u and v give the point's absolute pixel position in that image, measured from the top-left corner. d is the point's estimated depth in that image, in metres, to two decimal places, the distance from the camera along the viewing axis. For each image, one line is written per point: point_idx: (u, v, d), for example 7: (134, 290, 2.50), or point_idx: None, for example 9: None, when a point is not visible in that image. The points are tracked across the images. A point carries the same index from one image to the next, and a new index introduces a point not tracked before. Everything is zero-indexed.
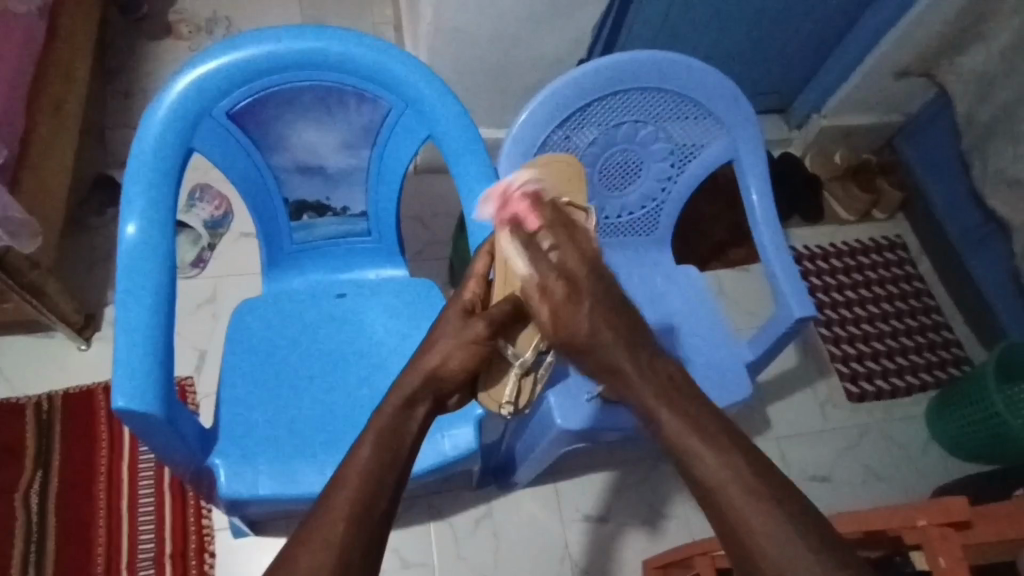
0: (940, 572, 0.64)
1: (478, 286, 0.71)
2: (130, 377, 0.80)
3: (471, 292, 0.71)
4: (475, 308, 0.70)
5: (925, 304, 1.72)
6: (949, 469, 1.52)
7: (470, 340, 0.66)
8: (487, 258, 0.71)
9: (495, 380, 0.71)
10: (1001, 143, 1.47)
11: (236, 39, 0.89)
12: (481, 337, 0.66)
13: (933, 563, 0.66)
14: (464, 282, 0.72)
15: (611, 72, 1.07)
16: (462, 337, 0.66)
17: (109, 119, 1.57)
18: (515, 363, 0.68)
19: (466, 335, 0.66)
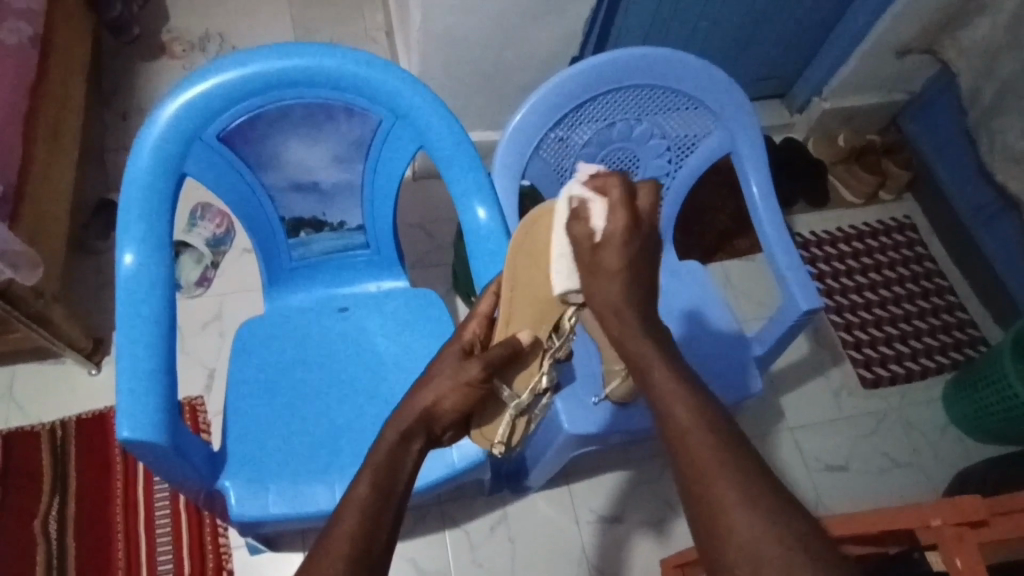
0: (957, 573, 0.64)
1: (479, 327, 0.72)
2: (135, 407, 0.80)
3: (472, 330, 0.71)
4: (474, 347, 0.70)
5: (937, 285, 1.69)
6: (968, 452, 1.50)
7: (467, 373, 0.64)
8: (492, 299, 0.74)
9: (488, 420, 0.73)
10: (1008, 118, 1.44)
11: (221, 60, 0.89)
12: (476, 379, 0.64)
13: (950, 564, 0.65)
14: (464, 323, 0.73)
15: (602, 70, 1.05)
16: (457, 379, 0.64)
17: (108, 143, 1.58)
18: (511, 405, 0.69)
19: (459, 378, 0.64)
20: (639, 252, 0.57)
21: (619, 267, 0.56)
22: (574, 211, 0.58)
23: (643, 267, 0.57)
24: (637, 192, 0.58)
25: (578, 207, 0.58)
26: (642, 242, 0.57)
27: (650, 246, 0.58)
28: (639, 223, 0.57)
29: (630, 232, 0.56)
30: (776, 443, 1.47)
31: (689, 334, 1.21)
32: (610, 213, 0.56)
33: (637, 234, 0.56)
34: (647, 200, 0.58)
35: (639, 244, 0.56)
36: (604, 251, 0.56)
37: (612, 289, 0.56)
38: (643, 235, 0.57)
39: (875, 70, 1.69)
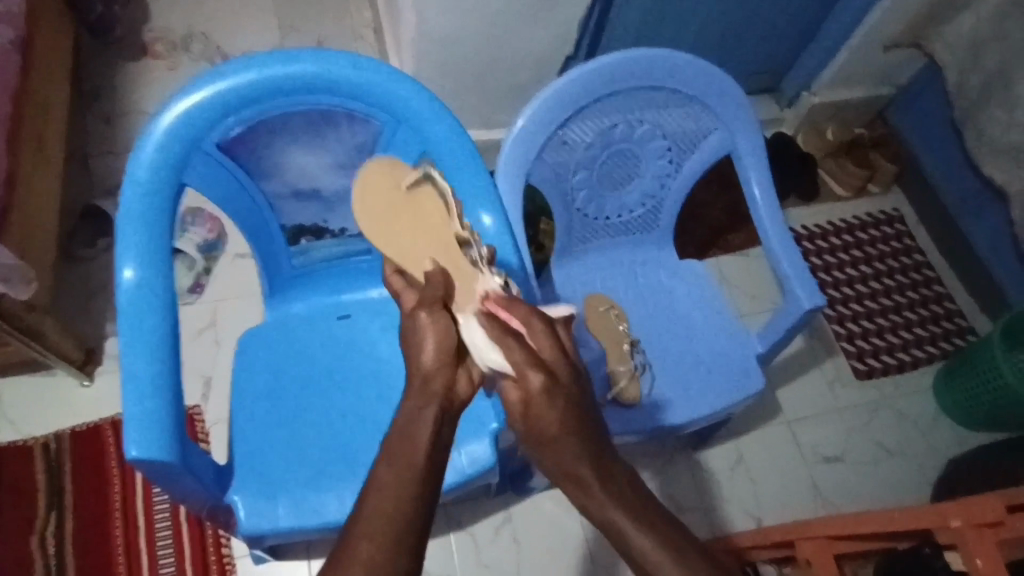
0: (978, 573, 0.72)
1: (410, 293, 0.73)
2: (141, 427, 0.78)
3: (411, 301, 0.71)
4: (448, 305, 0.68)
5: (925, 277, 1.72)
6: (959, 439, 1.54)
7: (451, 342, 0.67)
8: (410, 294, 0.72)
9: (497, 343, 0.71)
10: (994, 111, 1.46)
11: (219, 67, 0.86)
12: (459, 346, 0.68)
13: (971, 564, 0.73)
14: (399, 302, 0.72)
15: (605, 72, 1.04)
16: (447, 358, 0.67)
17: (92, 147, 1.54)
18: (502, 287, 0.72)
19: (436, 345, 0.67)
20: (569, 406, 0.62)
21: (554, 433, 0.61)
22: (488, 342, 0.63)
23: (573, 414, 0.62)
24: (542, 345, 0.63)
25: (489, 339, 0.63)
26: (564, 400, 0.62)
27: (580, 393, 0.63)
28: (560, 376, 0.62)
29: (549, 385, 0.61)
30: (772, 436, 1.49)
31: (689, 335, 1.22)
32: (529, 371, 0.61)
33: (556, 389, 0.62)
34: (551, 351, 0.63)
35: (562, 401, 0.61)
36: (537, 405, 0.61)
37: (550, 419, 0.61)
38: (562, 387, 0.62)
39: (864, 65, 1.71)
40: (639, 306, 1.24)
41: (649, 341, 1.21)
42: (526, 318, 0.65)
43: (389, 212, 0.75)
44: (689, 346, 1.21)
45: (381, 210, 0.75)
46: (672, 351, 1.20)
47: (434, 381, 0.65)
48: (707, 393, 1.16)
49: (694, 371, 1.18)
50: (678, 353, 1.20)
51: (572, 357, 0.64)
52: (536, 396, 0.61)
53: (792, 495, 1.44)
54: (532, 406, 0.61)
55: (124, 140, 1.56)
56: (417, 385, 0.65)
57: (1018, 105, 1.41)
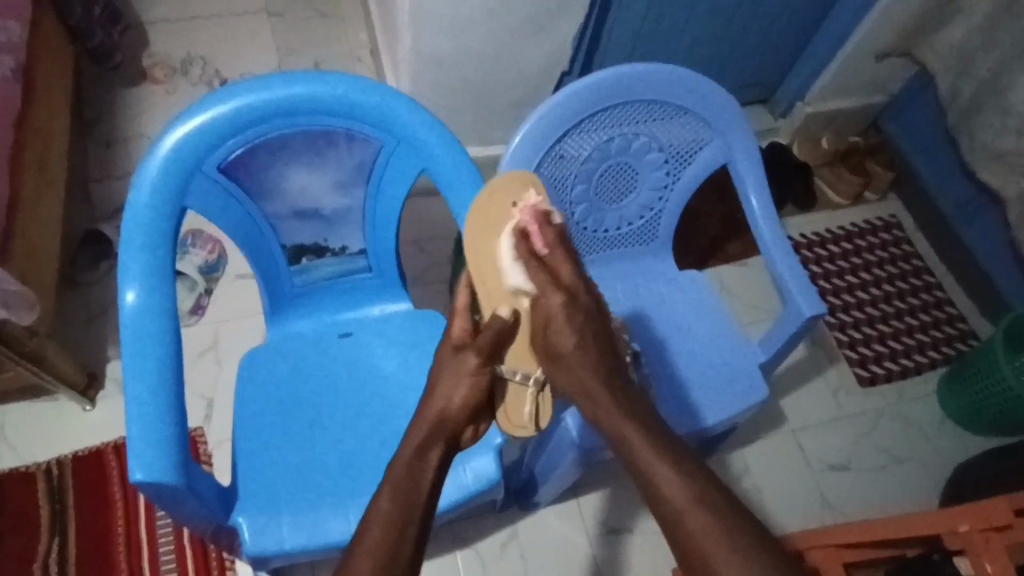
0: None
1: (464, 320, 0.75)
2: (146, 449, 0.78)
3: (459, 329, 0.74)
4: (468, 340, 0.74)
5: (925, 282, 1.73)
6: (965, 444, 1.53)
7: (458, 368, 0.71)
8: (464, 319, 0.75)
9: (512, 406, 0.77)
10: (987, 116, 1.48)
11: (221, 91, 0.88)
12: (476, 369, 0.72)
13: (980, 568, 0.72)
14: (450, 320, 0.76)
15: (600, 86, 1.06)
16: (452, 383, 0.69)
17: (93, 172, 1.55)
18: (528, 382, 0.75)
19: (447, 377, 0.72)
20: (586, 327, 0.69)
21: (570, 349, 0.68)
22: (512, 261, 0.70)
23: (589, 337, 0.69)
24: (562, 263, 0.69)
25: (513, 258, 0.70)
26: (583, 318, 0.69)
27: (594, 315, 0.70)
28: (578, 297, 0.69)
29: (567, 302, 0.68)
30: (777, 445, 1.48)
31: (693, 345, 1.23)
32: (551, 292, 0.68)
33: (576, 308, 0.69)
34: (569, 270, 0.69)
35: (581, 318, 0.69)
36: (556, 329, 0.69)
37: (567, 340, 0.68)
38: (582, 306, 0.69)
39: (855, 75, 1.72)
40: (640, 317, 1.24)
41: (650, 352, 1.20)
42: (557, 241, 0.70)
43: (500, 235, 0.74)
44: (690, 356, 1.21)
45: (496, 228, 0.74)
46: (673, 362, 1.20)
47: (434, 420, 0.71)
48: (708, 405, 1.16)
49: (699, 380, 1.18)
50: (681, 362, 1.20)
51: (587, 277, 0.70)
52: (555, 314, 0.68)
53: (800, 504, 1.43)
54: (552, 322, 0.68)
55: (124, 164, 1.57)
56: (430, 424, 0.70)
57: (1010, 110, 1.42)
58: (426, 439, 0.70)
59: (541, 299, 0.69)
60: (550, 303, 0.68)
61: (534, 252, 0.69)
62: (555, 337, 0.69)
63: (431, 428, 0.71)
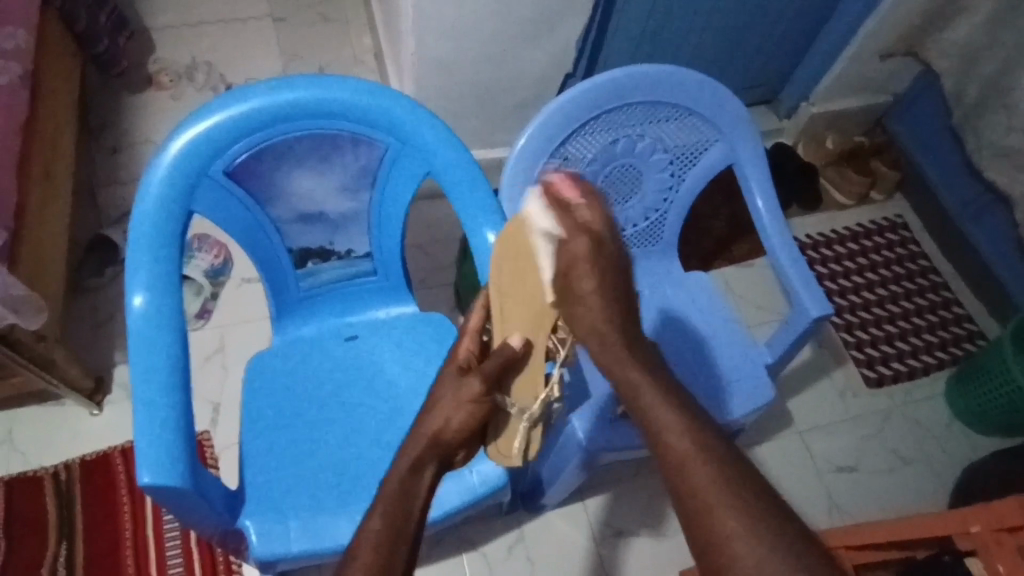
0: None
1: (472, 342, 0.76)
2: (154, 453, 0.79)
3: (465, 350, 0.75)
4: (470, 364, 0.74)
5: (932, 282, 1.72)
6: (974, 444, 1.52)
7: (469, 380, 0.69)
8: (479, 316, 0.77)
9: (505, 432, 0.75)
10: (994, 115, 1.47)
11: (226, 96, 0.88)
12: (478, 395, 0.69)
13: (994, 569, 0.72)
14: (459, 342, 0.77)
15: (604, 88, 1.06)
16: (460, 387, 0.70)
17: (99, 178, 1.56)
18: (522, 417, 0.72)
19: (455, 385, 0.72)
20: (608, 276, 0.59)
21: (590, 293, 0.58)
22: (540, 207, 0.61)
23: (614, 283, 0.59)
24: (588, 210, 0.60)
25: (542, 204, 0.61)
26: (605, 266, 0.59)
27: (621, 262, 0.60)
28: (605, 243, 0.59)
29: (594, 248, 0.59)
30: (784, 447, 1.48)
31: (700, 346, 1.22)
32: (574, 236, 0.59)
33: (599, 257, 0.59)
34: (598, 216, 0.60)
35: (603, 267, 0.59)
36: (574, 277, 0.59)
37: (587, 284, 0.58)
38: (608, 253, 0.59)
39: (860, 75, 1.72)
40: (647, 319, 1.24)
41: (657, 353, 1.20)
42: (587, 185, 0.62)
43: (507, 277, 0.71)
44: (696, 359, 1.21)
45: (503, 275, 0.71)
46: (679, 365, 1.20)
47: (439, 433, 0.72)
48: (714, 408, 1.15)
49: (705, 383, 1.18)
50: (687, 363, 1.20)
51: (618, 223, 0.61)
52: (579, 258, 0.58)
53: (808, 505, 1.42)
54: (573, 267, 0.59)
55: (130, 169, 1.58)
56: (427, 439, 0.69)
57: (1016, 109, 1.42)
58: (427, 451, 0.69)
59: (563, 245, 0.59)
60: (570, 247, 0.59)
61: (562, 200, 0.61)
62: (575, 285, 0.59)
63: (428, 441, 0.70)
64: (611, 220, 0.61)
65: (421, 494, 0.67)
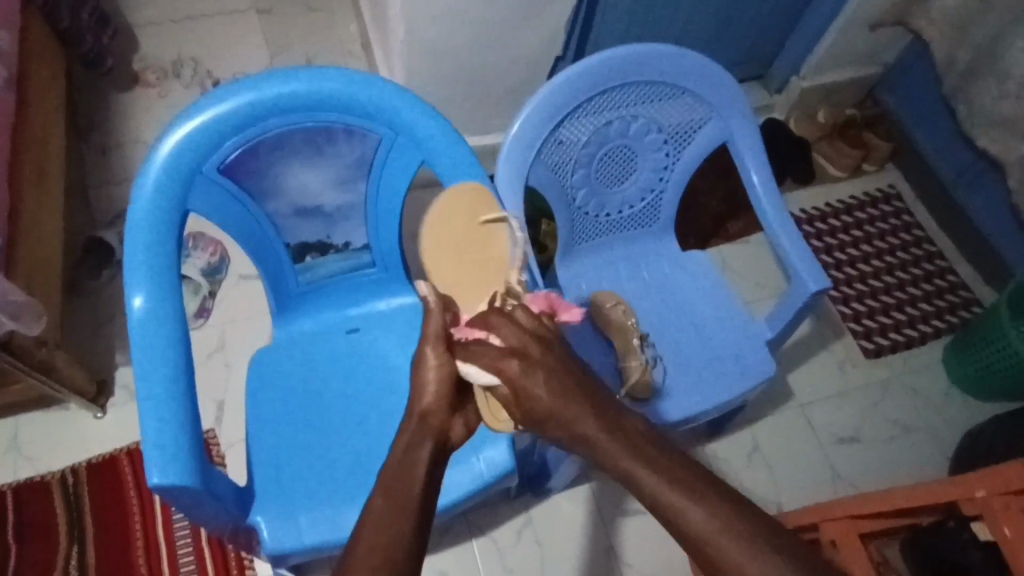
0: (1007, 541, 0.71)
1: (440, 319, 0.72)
2: (162, 453, 0.79)
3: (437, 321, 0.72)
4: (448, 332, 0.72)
5: (927, 252, 1.73)
6: (973, 411, 1.54)
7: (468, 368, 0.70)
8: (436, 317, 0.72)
9: (497, 402, 0.74)
10: (985, 83, 1.47)
11: (217, 91, 0.87)
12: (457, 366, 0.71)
13: (1000, 533, 0.72)
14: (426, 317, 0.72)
15: (596, 70, 1.05)
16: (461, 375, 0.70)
17: (90, 179, 1.55)
18: None
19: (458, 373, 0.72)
20: (552, 378, 0.66)
21: (550, 404, 0.65)
22: (465, 366, 0.69)
23: (567, 385, 0.66)
24: (502, 331, 0.69)
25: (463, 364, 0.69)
26: (545, 370, 0.67)
27: (558, 365, 0.68)
28: (532, 354, 0.68)
29: (525, 364, 0.67)
30: (786, 420, 1.49)
31: (699, 325, 1.23)
32: (503, 364, 0.67)
33: (533, 366, 0.67)
34: (513, 334, 0.69)
35: (542, 374, 0.66)
36: (524, 396, 0.66)
37: (539, 392, 0.66)
38: (539, 361, 0.67)
39: (850, 47, 1.71)
40: (645, 300, 1.24)
41: (657, 334, 1.21)
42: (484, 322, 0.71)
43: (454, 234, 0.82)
44: (698, 337, 1.21)
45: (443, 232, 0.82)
46: (681, 343, 1.20)
47: (432, 419, 0.71)
48: (716, 386, 1.16)
49: (706, 362, 1.19)
50: (687, 343, 1.20)
51: (533, 334, 0.70)
52: (518, 377, 0.66)
53: (810, 478, 1.44)
54: (517, 387, 0.66)
55: (122, 169, 1.57)
56: (416, 421, 0.71)
57: (1008, 75, 1.41)
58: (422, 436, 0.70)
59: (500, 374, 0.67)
60: (506, 376, 0.67)
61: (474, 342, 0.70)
62: (526, 397, 0.66)
63: (417, 423, 0.71)
64: (523, 330, 0.70)
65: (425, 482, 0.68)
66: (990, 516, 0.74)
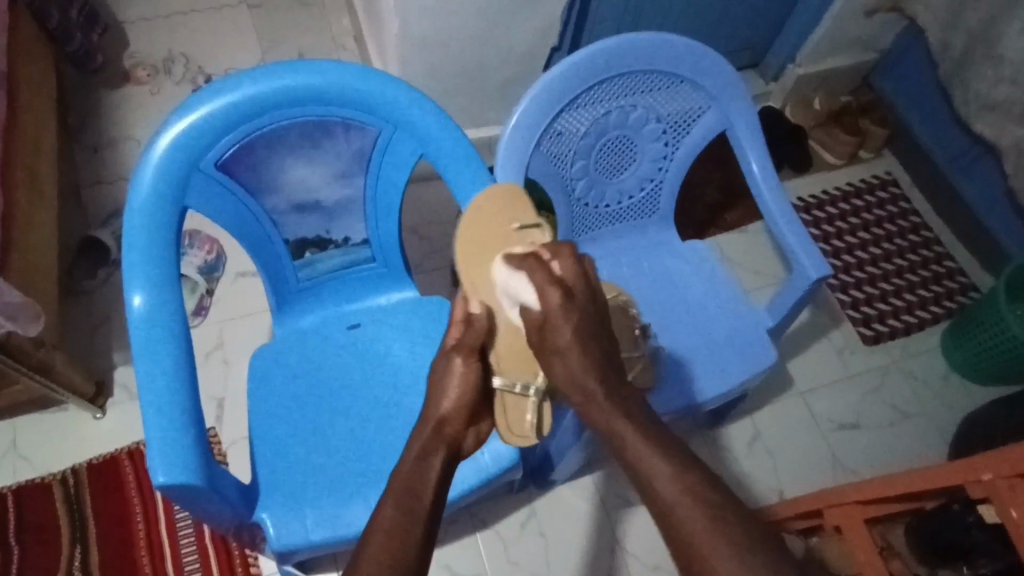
0: (1014, 522, 0.71)
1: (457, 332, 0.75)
2: (166, 452, 0.78)
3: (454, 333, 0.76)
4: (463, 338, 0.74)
5: (924, 238, 1.73)
6: (972, 395, 1.54)
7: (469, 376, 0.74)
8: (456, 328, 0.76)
9: (515, 413, 0.78)
10: (980, 67, 1.47)
11: (213, 86, 0.86)
12: None
13: (1006, 515, 0.73)
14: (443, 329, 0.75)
15: (595, 60, 1.04)
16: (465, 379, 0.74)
17: (83, 178, 1.53)
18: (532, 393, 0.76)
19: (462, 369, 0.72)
20: (581, 324, 0.69)
21: (567, 343, 0.69)
22: (510, 276, 0.72)
23: (589, 339, 0.69)
24: (563, 263, 0.72)
25: (509, 271, 0.72)
26: (580, 314, 0.69)
27: (593, 316, 0.70)
28: (577, 295, 0.70)
29: (565, 299, 0.69)
30: (787, 408, 1.49)
31: (700, 315, 1.23)
32: (548, 289, 0.70)
33: (575, 303, 0.70)
34: (571, 271, 0.71)
35: (576, 316, 0.69)
36: (551, 325, 0.69)
37: (565, 330, 0.69)
38: (579, 304, 0.70)
39: (845, 34, 1.71)
40: (646, 291, 1.24)
41: (659, 324, 1.21)
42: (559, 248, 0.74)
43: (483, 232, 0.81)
44: (699, 327, 1.21)
45: (473, 228, 0.81)
46: (683, 333, 1.20)
47: (446, 426, 0.73)
48: (718, 376, 1.16)
49: (708, 352, 1.19)
50: (688, 332, 1.21)
51: (591, 282, 0.72)
52: (555, 308, 0.69)
53: (810, 464, 1.45)
54: (551, 316, 0.69)
55: (115, 167, 1.55)
56: (431, 428, 0.73)
57: (1003, 59, 1.41)
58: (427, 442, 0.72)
59: (540, 295, 0.70)
60: (546, 300, 0.69)
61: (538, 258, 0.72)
62: (554, 330, 0.69)
63: (434, 428, 0.73)
64: (585, 273, 0.72)
65: (429, 476, 0.68)
66: (996, 498, 0.74)
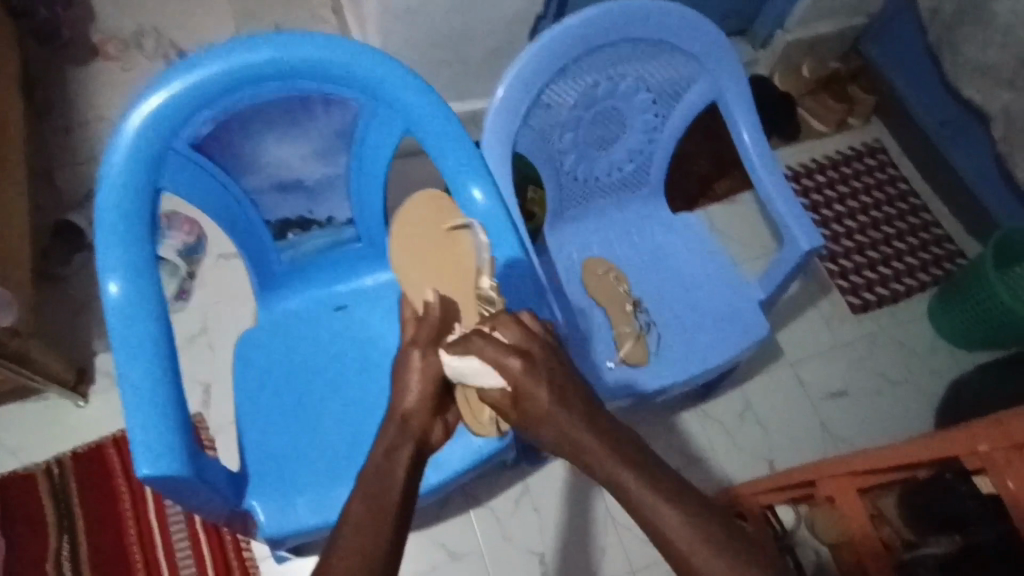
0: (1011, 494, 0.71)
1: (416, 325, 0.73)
2: (148, 443, 0.76)
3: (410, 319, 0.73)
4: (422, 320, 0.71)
5: (912, 205, 1.73)
6: (959, 361, 1.55)
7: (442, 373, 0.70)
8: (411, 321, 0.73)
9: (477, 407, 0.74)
10: (970, 31, 1.45)
11: (183, 62, 0.82)
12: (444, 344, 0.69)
13: (1003, 486, 0.72)
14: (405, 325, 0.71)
15: (583, 28, 1.01)
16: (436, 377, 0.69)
17: (54, 159, 1.48)
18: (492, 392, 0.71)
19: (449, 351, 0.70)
20: (554, 379, 0.66)
21: (548, 406, 0.64)
22: (462, 365, 0.66)
23: (566, 390, 0.66)
24: (505, 330, 0.68)
25: (459, 359, 0.66)
26: (548, 374, 0.65)
27: (563, 369, 0.67)
28: (535, 355, 0.66)
29: (526, 363, 0.65)
30: (777, 379, 1.50)
31: (690, 288, 1.22)
32: (505, 359, 0.65)
33: (535, 366, 0.65)
34: (515, 335, 0.67)
35: (547, 378, 0.65)
36: (524, 395, 0.65)
37: (540, 395, 0.64)
38: (541, 360, 0.66)
39: None
40: (636, 264, 1.23)
41: (649, 298, 1.20)
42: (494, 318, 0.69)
43: (417, 244, 0.80)
44: (690, 300, 1.20)
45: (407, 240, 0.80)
46: (674, 306, 1.19)
47: (414, 421, 0.69)
48: (709, 350, 1.16)
49: (699, 325, 1.18)
50: (678, 306, 1.20)
51: (544, 340, 0.68)
52: (520, 377, 0.64)
53: (799, 433, 1.46)
54: (518, 383, 0.65)
55: (87, 147, 1.50)
56: (398, 425, 0.69)
57: (993, 22, 1.40)
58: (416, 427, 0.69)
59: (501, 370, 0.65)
60: (509, 369, 0.65)
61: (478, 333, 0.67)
62: (528, 395, 0.65)
63: (399, 425, 0.69)
64: (528, 332, 0.68)
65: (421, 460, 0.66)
66: (996, 470, 0.73)
